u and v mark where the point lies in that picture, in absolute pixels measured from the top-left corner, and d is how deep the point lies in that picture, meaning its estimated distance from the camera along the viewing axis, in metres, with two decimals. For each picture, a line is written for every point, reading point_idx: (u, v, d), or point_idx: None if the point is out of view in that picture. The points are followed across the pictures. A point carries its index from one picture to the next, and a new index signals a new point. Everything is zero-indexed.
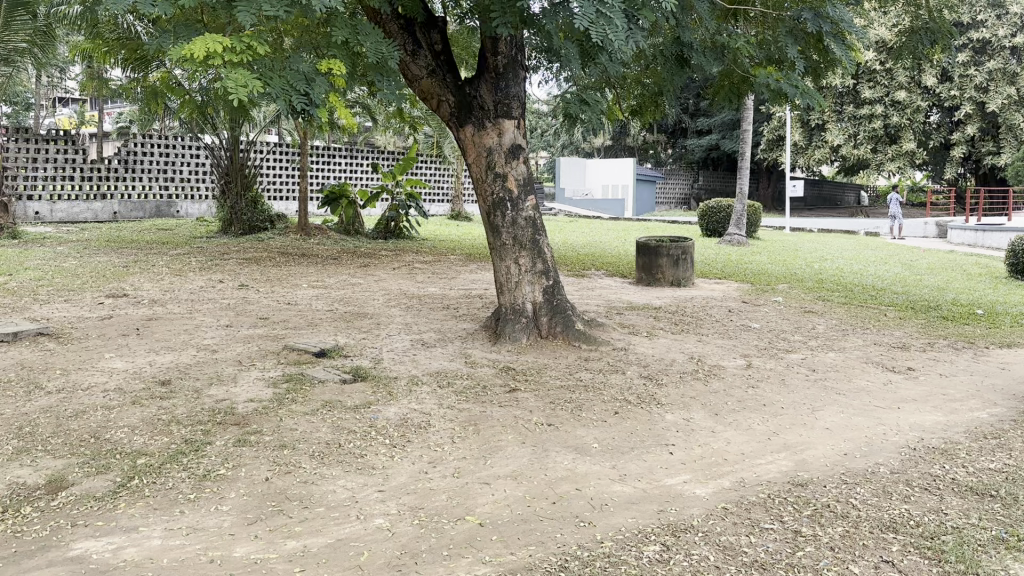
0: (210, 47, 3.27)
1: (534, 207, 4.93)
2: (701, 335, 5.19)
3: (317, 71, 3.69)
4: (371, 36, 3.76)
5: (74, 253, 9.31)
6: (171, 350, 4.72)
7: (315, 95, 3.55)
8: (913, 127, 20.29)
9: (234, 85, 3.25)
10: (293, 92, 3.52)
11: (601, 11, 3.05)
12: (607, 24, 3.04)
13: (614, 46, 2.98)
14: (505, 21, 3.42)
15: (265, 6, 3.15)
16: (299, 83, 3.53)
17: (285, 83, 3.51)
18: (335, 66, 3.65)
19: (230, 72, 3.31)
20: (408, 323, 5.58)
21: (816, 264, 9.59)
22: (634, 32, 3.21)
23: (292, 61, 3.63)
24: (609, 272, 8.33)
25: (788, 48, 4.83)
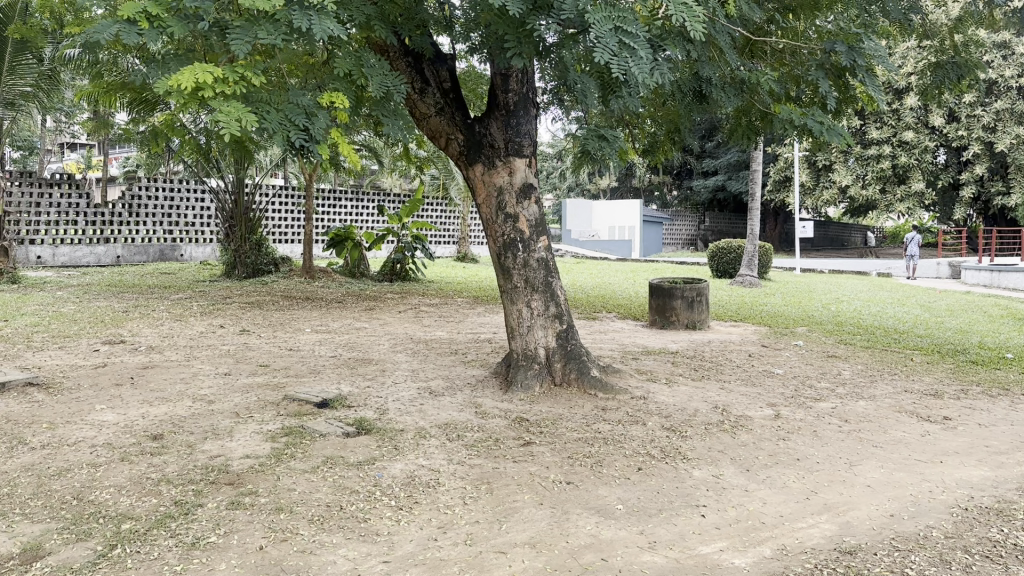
0: (200, 78, 3.10)
1: (546, 248, 4.72)
2: (724, 382, 4.92)
3: (318, 105, 3.52)
4: (376, 70, 3.60)
5: (74, 298, 9.14)
6: (165, 400, 4.48)
7: (315, 132, 3.36)
8: (922, 168, 20.15)
9: (227, 119, 3.06)
10: (291, 128, 3.33)
11: (624, 42, 2.86)
12: (631, 56, 2.84)
13: (636, 78, 2.78)
14: (519, 51, 3.22)
15: (262, 34, 3.01)
16: (298, 117, 3.35)
17: (282, 117, 3.34)
18: (337, 99, 3.48)
19: (226, 105, 3.13)
20: (415, 370, 5.33)
21: (833, 306, 9.33)
22: (659, 64, 3.02)
23: (292, 94, 3.45)
24: (621, 314, 8.10)
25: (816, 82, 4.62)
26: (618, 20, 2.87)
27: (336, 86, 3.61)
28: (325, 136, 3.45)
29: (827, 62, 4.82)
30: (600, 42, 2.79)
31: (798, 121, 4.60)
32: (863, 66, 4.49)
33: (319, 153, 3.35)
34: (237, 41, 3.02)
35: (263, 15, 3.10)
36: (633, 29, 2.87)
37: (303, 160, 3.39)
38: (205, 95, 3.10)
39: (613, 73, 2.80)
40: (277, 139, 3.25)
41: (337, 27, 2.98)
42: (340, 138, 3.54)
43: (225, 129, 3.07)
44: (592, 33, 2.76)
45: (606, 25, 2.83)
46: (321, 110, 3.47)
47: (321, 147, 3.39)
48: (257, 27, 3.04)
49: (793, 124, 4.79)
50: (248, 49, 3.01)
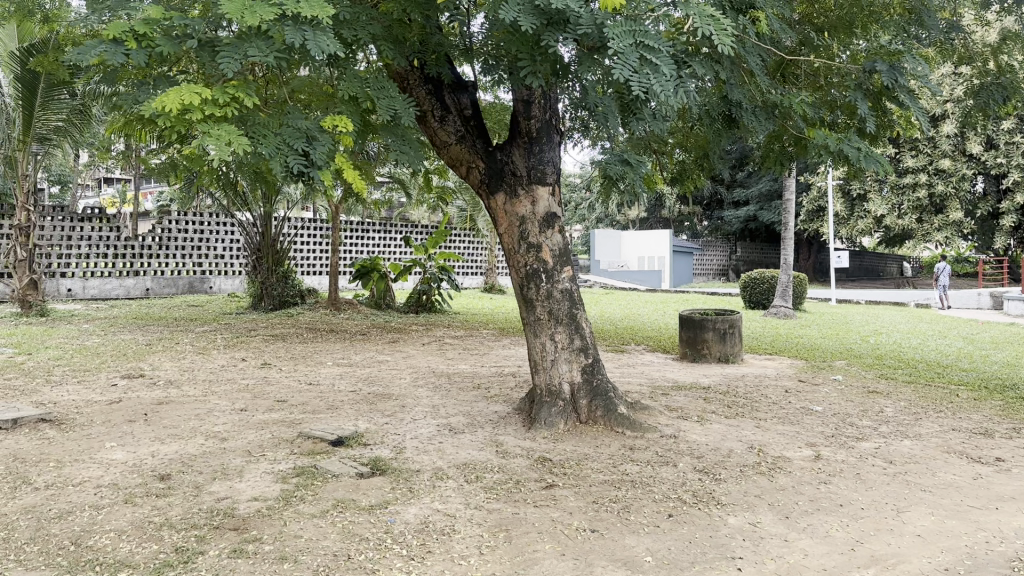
0: (185, 99, 3.01)
1: (570, 278, 4.54)
2: (760, 420, 4.68)
3: (323, 129, 3.40)
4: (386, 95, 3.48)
5: (99, 332, 9.12)
6: (177, 438, 4.34)
7: (316, 157, 3.22)
8: (960, 196, 19.69)
9: (215, 142, 2.95)
10: (290, 152, 3.20)
11: (646, 58, 2.71)
12: (653, 72, 2.68)
13: (661, 98, 2.62)
14: (535, 70, 3.09)
15: (252, 52, 2.92)
16: (297, 141, 3.23)
17: (280, 141, 3.22)
18: (342, 121, 3.36)
19: (217, 127, 3.05)
20: (436, 405, 5.14)
21: (871, 339, 9.01)
22: (685, 80, 2.86)
23: (292, 118, 3.35)
24: (650, 347, 7.88)
25: (859, 103, 4.40)
26: (640, 35, 2.72)
27: (341, 111, 3.50)
28: (327, 162, 3.32)
29: (867, 83, 4.60)
30: (621, 59, 2.64)
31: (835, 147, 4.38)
32: (906, 86, 4.27)
33: (319, 178, 3.20)
34: (226, 58, 2.94)
35: (254, 33, 3.03)
36: (656, 44, 2.73)
37: (304, 186, 3.25)
38: (194, 117, 3.02)
39: (634, 91, 2.64)
40: (275, 163, 3.13)
41: (332, 43, 2.88)
42: (344, 163, 3.41)
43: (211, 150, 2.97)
44: (613, 48, 2.61)
45: (627, 41, 2.68)
46: (323, 134, 3.35)
47: (323, 173, 3.25)
48: (247, 45, 2.97)
49: (829, 150, 4.55)
50: (238, 67, 2.92)
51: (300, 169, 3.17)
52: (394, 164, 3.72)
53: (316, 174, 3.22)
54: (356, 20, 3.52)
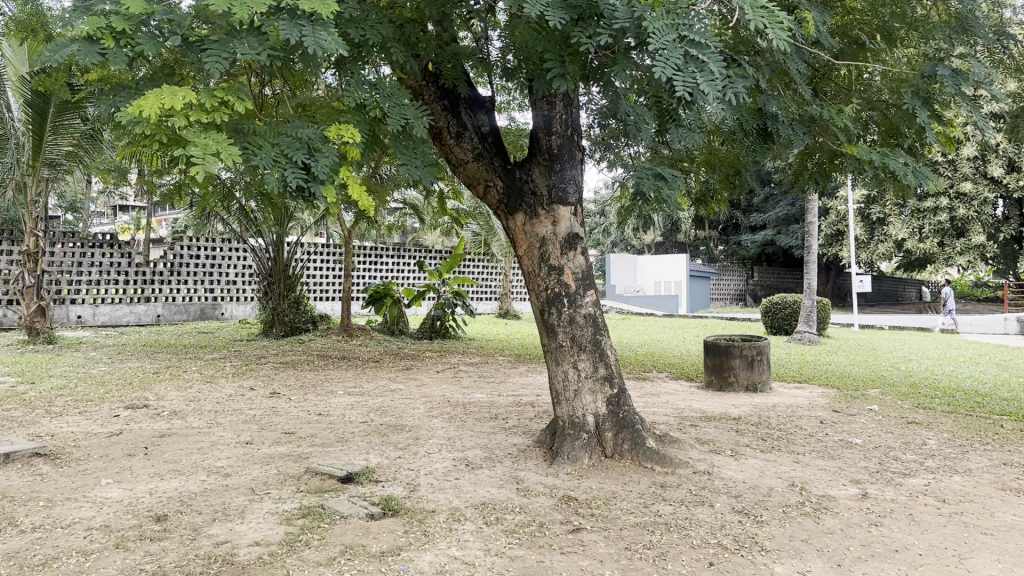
0: (166, 101, 2.77)
1: (594, 303, 4.28)
2: (798, 455, 4.37)
3: (325, 140, 3.16)
4: (397, 108, 3.24)
5: (105, 360, 8.91)
6: (177, 474, 4.09)
7: (319, 170, 2.97)
8: (982, 220, 19.29)
9: (200, 151, 2.71)
10: (288, 164, 2.96)
11: (691, 54, 2.47)
12: (698, 70, 2.45)
13: (710, 98, 2.38)
14: (563, 72, 2.90)
15: (240, 49, 2.71)
16: (296, 153, 2.99)
17: (276, 152, 2.98)
18: (346, 132, 3.13)
19: (204, 135, 2.82)
20: (451, 437, 4.86)
21: (904, 366, 8.65)
22: (734, 78, 2.61)
23: (291, 128, 3.12)
24: (673, 374, 7.57)
25: (919, 112, 4.12)
26: (684, 28, 2.48)
27: (348, 121, 3.27)
28: (331, 176, 3.07)
29: (920, 92, 4.31)
30: (663, 56, 2.40)
31: (881, 160, 4.13)
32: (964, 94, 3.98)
33: (320, 192, 2.95)
34: (212, 57, 2.71)
35: (246, 29, 2.81)
36: (701, 39, 2.49)
37: (304, 201, 3.00)
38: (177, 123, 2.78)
39: (678, 92, 2.40)
40: (271, 175, 2.89)
41: (333, 40, 2.66)
42: (349, 177, 3.17)
43: (197, 160, 2.74)
44: (654, 44, 2.37)
45: (669, 36, 2.44)
46: (327, 144, 3.12)
47: (326, 187, 3.00)
48: (236, 41, 2.75)
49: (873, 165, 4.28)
50: (226, 66, 2.70)
51: (300, 182, 2.92)
52: (404, 180, 3.48)
53: (319, 187, 2.98)
54: (364, 20, 3.31)
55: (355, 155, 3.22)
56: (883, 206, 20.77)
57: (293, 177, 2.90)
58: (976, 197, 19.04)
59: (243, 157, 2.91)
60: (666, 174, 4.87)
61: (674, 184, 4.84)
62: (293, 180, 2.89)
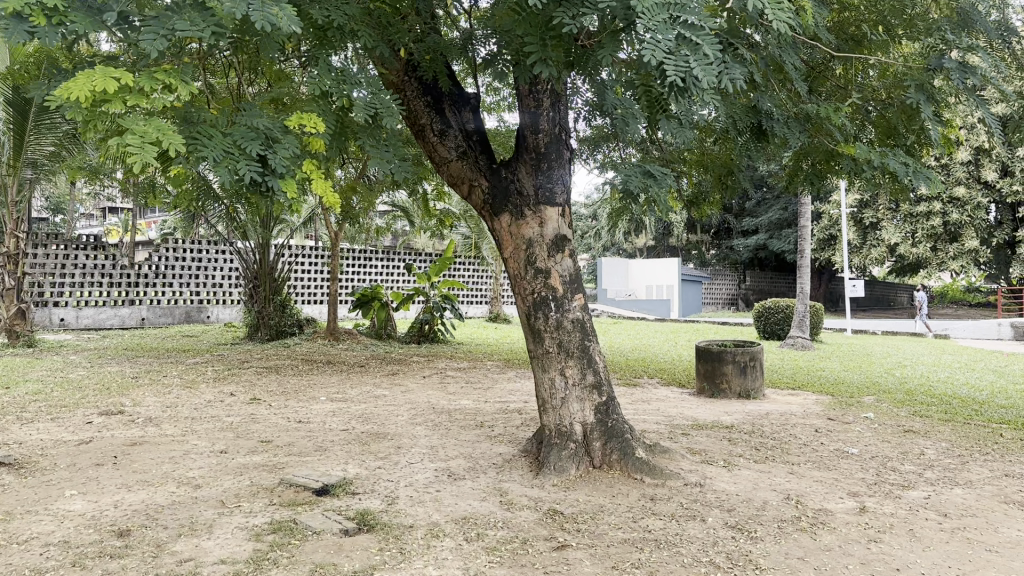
0: (97, 82, 2.56)
1: (582, 307, 4.12)
2: (793, 466, 4.22)
3: (286, 130, 2.98)
4: (366, 96, 3.06)
5: (85, 363, 8.72)
6: (146, 485, 3.91)
7: (275, 161, 2.79)
8: (975, 225, 19.24)
9: (137, 139, 2.52)
10: (242, 157, 2.77)
11: (684, 36, 2.33)
12: (691, 53, 2.31)
13: (704, 85, 2.23)
14: (545, 56, 2.77)
15: (180, 25, 2.52)
16: (251, 144, 2.80)
17: (228, 143, 2.79)
18: (308, 121, 2.94)
19: (145, 121, 2.63)
20: (434, 446, 4.69)
21: (898, 372, 8.53)
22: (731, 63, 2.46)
23: (248, 117, 2.94)
24: (664, 380, 7.42)
25: (924, 107, 3.98)
26: (677, 9, 2.33)
27: (312, 110, 3.09)
28: (291, 168, 2.90)
29: (926, 87, 4.15)
30: (654, 38, 2.25)
31: (880, 159, 4.00)
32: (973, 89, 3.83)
33: (277, 186, 2.77)
34: (150, 34, 2.51)
35: (190, 5, 2.64)
36: (696, 20, 2.34)
37: (261, 196, 2.81)
38: (113, 108, 2.58)
39: (670, 77, 2.25)
40: (221, 167, 2.70)
41: (284, 16, 2.47)
42: (313, 170, 2.99)
43: (135, 150, 2.53)
44: (643, 25, 2.22)
45: (659, 15, 2.28)
46: (287, 135, 2.94)
47: (284, 181, 2.83)
48: (176, 18, 2.55)
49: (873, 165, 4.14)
50: (164, 44, 2.50)
51: (255, 176, 2.73)
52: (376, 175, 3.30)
53: (276, 181, 2.80)
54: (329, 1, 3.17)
55: (320, 146, 3.04)
56: (875, 211, 20.71)
57: (245, 169, 2.72)
58: (969, 202, 19.00)
59: (190, 148, 2.72)
60: (655, 172, 4.72)
61: (664, 183, 4.69)
62: (247, 173, 2.71)
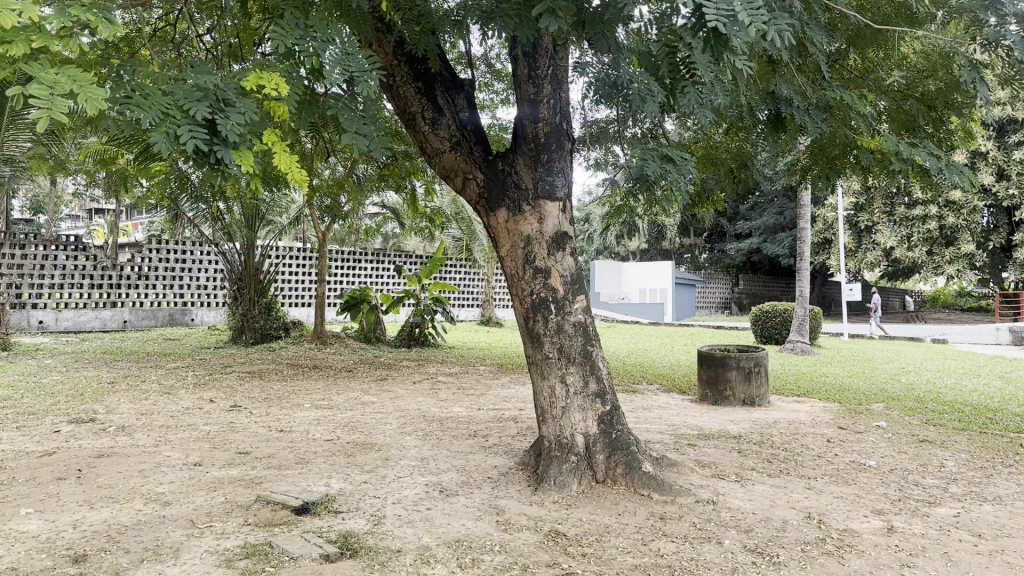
0: None
1: (584, 309, 3.83)
2: (810, 481, 3.93)
3: (241, 91, 2.52)
4: (338, 58, 2.61)
5: (60, 368, 8.38)
6: (110, 502, 3.58)
7: (224, 128, 2.33)
8: (972, 228, 19.02)
9: (44, 89, 2.04)
10: (183, 119, 2.29)
11: None
12: None
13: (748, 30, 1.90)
14: (554, 7, 2.46)
15: None
16: (194, 105, 2.32)
17: (168, 101, 2.31)
18: (268, 83, 2.49)
19: (56, 71, 2.12)
20: (425, 458, 4.39)
21: (904, 378, 8.27)
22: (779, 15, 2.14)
23: (194, 72, 2.46)
24: (664, 386, 7.15)
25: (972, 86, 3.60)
26: None
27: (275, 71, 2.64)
28: (245, 138, 2.44)
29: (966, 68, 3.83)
30: None
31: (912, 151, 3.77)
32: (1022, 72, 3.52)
33: (227, 158, 2.32)
34: None
35: None
36: None
37: (205, 169, 2.34)
38: (13, 51, 2.10)
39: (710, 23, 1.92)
40: (158, 131, 2.23)
41: None
42: (273, 141, 2.57)
43: (40, 103, 2.03)
44: None
45: None
46: (243, 99, 2.47)
47: (239, 152, 2.38)
48: None
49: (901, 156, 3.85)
50: None
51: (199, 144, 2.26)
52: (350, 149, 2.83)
53: (227, 152, 2.35)
54: None
55: (282, 114, 2.60)
56: (871, 214, 20.53)
57: (188, 136, 2.26)
58: (965, 205, 18.78)
59: (117, 106, 2.23)
60: (674, 157, 3.80)
61: (685, 172, 3.77)
62: (188, 140, 2.24)
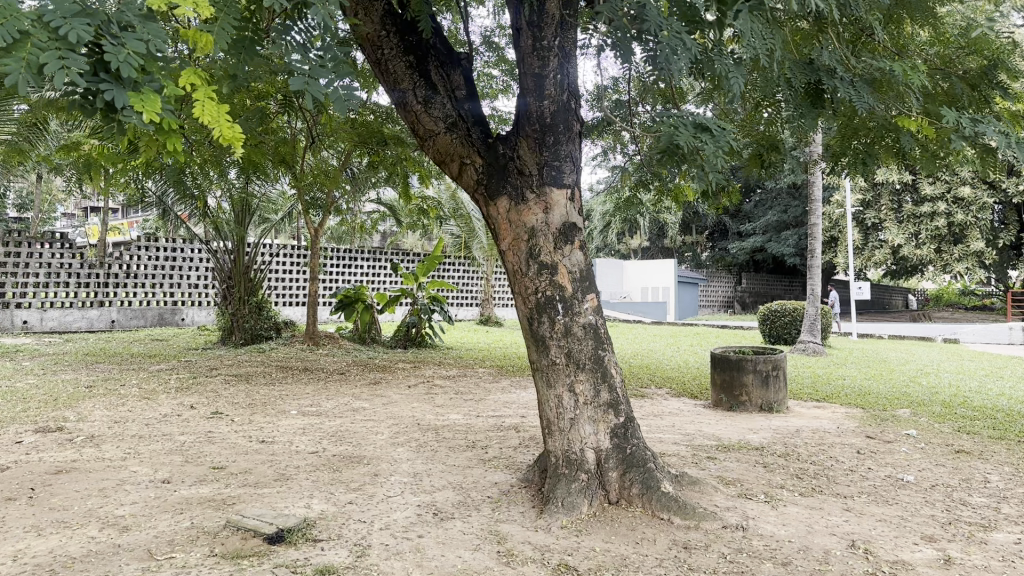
0: None
1: (595, 309, 3.41)
2: (847, 501, 3.52)
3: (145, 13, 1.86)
4: None
5: (37, 370, 7.96)
6: (61, 528, 3.16)
7: (116, 58, 1.69)
8: (980, 225, 18.61)
9: None
10: (49, 42, 1.62)
11: None
12: None
13: None
14: None
15: None
16: (71, 18, 1.64)
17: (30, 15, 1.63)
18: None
19: None
20: (418, 473, 3.99)
21: (924, 380, 7.86)
22: None
23: None
24: (673, 390, 6.74)
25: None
26: None
27: None
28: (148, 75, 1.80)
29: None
30: None
31: (974, 127, 3.40)
32: None
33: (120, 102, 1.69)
34: None
35: None
36: None
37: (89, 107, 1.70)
38: None
39: None
40: (12, 55, 1.56)
41: None
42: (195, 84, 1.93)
43: None
44: None
45: None
46: (149, 23, 1.82)
47: (138, 94, 1.76)
48: None
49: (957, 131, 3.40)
50: None
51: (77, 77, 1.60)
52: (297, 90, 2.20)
53: (122, 95, 1.72)
54: None
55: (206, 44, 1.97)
56: (878, 211, 20.09)
57: (58, 68, 1.60)
58: (975, 202, 18.39)
59: None
60: (708, 124, 3.25)
61: (721, 142, 3.19)
62: (60, 71, 1.59)
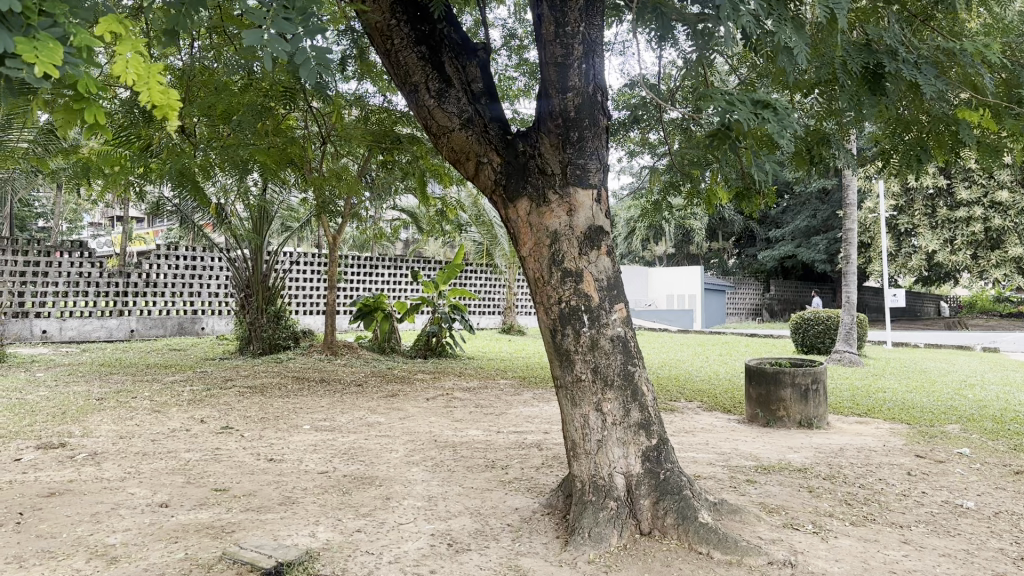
0: None
1: (623, 320, 3.11)
2: (904, 532, 3.19)
3: None
4: None
5: (49, 381, 7.79)
6: (45, 558, 2.91)
7: None
8: (1018, 230, 18.05)
9: None
10: None
11: None
12: None
13: None
14: None
15: None
16: None
17: None
18: None
19: None
20: (434, 497, 3.70)
21: (971, 393, 7.43)
22: None
23: None
24: (705, 403, 6.42)
25: None
26: None
27: None
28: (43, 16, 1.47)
29: None
30: None
31: None
32: None
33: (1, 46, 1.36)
34: None
35: None
36: None
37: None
38: None
39: None
40: None
41: None
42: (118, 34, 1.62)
43: None
44: None
45: None
46: None
47: (31, 39, 1.41)
48: None
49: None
50: None
51: None
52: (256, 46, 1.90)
53: (6, 39, 1.37)
54: None
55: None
56: (911, 216, 19.54)
57: None
58: (1013, 206, 17.87)
59: None
60: (773, 102, 2.73)
61: (786, 123, 2.68)
62: None
